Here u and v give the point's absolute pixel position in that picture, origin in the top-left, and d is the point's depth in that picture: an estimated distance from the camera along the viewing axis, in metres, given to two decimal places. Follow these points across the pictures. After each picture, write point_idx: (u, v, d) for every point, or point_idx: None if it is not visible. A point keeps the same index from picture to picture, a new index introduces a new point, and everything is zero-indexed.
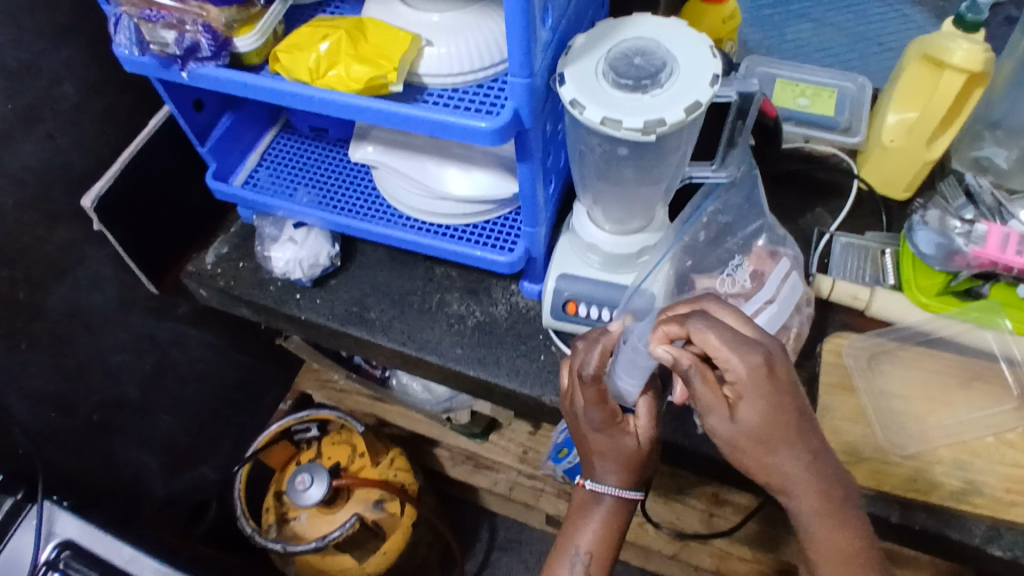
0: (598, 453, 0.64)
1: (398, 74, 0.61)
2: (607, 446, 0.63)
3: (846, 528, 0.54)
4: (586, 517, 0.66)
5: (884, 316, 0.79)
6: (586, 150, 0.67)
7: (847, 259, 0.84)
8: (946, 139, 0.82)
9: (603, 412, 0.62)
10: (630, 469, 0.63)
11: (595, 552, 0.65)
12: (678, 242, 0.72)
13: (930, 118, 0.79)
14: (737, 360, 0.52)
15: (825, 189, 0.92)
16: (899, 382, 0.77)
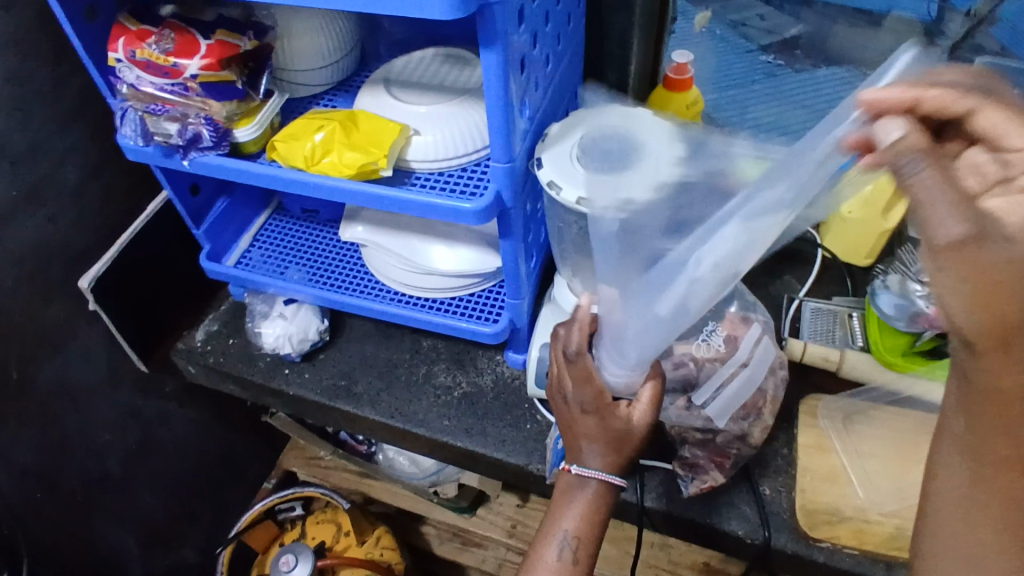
0: (587, 436, 0.65)
1: (388, 160, 0.65)
2: (597, 428, 0.65)
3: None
4: (573, 500, 0.65)
5: (854, 375, 0.82)
6: (564, 228, 0.71)
7: (816, 324, 0.88)
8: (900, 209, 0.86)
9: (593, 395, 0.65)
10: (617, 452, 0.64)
11: (582, 538, 0.65)
12: None
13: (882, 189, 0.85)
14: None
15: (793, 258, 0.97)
16: (875, 442, 0.79)
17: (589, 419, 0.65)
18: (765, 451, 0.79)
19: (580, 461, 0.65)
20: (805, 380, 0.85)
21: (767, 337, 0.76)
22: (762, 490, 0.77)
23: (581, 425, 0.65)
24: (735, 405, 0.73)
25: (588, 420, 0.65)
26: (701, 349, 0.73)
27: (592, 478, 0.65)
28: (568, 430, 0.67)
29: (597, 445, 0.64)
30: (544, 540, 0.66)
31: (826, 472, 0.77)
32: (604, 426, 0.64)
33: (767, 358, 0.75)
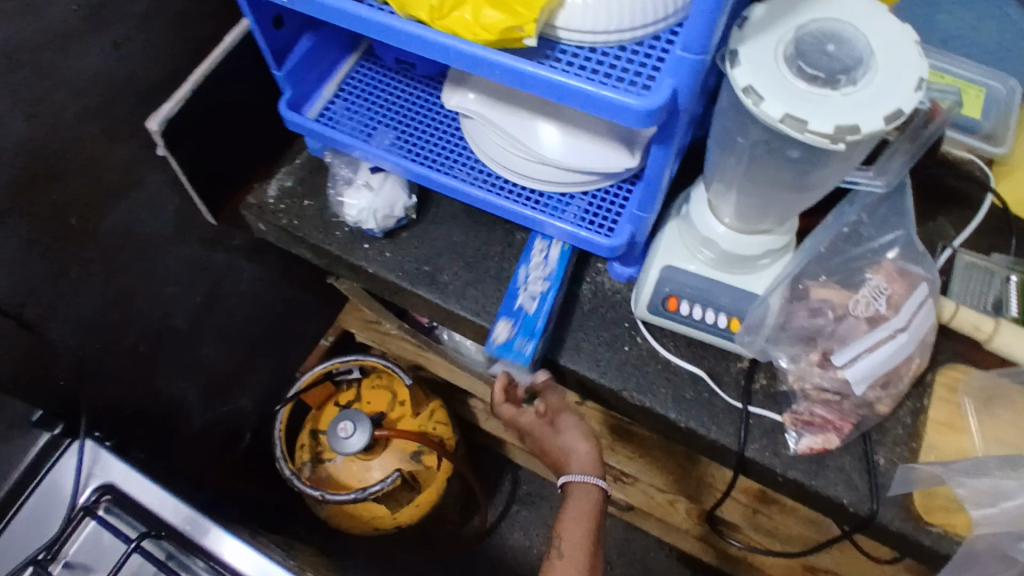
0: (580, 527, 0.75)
1: (536, 26, 0.52)
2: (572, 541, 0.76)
3: None
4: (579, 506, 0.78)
5: (1006, 353, 0.71)
6: (744, 143, 0.59)
7: (968, 283, 0.77)
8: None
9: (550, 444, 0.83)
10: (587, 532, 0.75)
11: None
12: (812, 254, 0.68)
13: None
14: None
15: (951, 197, 0.82)
16: (1011, 429, 0.69)
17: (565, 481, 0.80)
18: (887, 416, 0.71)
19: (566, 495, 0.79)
20: (943, 344, 0.75)
21: (930, 299, 0.66)
22: (878, 462, 0.69)
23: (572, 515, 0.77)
24: (879, 371, 0.64)
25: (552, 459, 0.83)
26: (858, 306, 0.66)
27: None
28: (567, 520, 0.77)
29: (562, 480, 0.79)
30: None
31: (949, 453, 0.69)
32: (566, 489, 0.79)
33: (924, 324, 0.66)
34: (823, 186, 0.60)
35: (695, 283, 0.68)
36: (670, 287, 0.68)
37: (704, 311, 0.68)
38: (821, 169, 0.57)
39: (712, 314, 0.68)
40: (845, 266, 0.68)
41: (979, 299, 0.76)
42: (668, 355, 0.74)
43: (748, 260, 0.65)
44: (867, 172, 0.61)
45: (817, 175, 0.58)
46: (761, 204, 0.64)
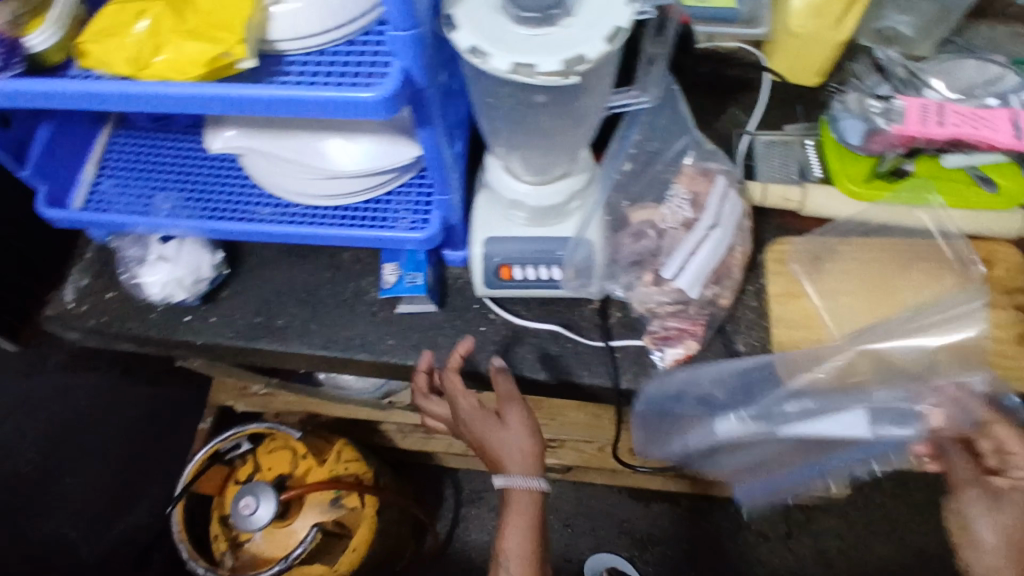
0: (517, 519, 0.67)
1: (246, 46, 0.49)
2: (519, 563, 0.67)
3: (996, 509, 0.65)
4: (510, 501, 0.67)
5: (819, 212, 0.76)
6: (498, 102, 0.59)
7: (771, 159, 0.81)
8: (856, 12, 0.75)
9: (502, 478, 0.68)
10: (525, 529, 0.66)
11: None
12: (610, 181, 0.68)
13: None
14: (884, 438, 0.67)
15: (736, 87, 0.85)
16: (845, 279, 0.73)
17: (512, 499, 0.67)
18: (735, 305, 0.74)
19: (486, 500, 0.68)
20: (767, 224, 0.78)
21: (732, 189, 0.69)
22: (741, 349, 0.72)
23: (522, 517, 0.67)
24: (707, 270, 0.67)
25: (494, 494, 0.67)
26: (667, 217, 0.69)
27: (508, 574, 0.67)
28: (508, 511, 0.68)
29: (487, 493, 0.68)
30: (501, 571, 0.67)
31: (800, 319, 0.72)
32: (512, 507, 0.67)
33: (735, 212, 0.68)
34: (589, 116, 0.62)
35: (520, 246, 0.67)
36: (499, 257, 0.68)
37: (537, 269, 0.68)
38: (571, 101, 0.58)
39: (545, 270, 0.68)
40: (647, 183, 0.71)
41: (784, 170, 0.80)
42: (524, 322, 0.73)
43: (558, 209, 0.66)
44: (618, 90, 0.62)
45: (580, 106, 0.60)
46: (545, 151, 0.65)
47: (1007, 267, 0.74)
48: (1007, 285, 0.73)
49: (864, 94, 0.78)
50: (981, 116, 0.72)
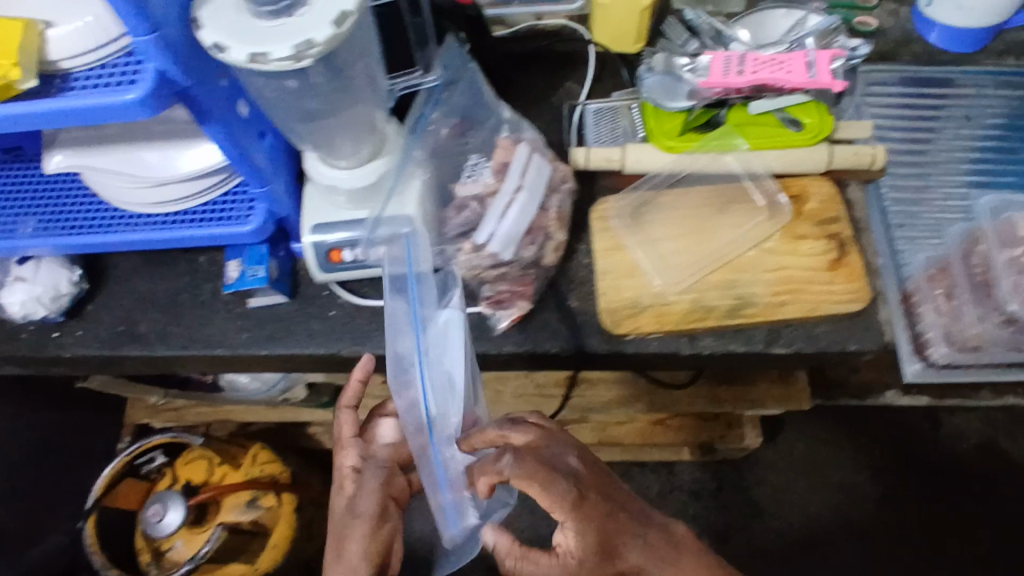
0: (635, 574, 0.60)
1: (22, 68, 0.53)
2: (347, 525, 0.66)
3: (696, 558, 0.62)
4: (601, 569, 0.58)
5: (640, 169, 0.80)
6: (260, 93, 0.60)
7: (600, 124, 0.85)
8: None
9: (500, 534, 0.60)
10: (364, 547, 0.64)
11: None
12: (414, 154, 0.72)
13: None
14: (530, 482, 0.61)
15: (567, 61, 0.89)
16: (665, 227, 0.78)
17: (361, 521, 0.65)
18: (567, 263, 0.78)
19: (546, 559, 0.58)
20: (598, 185, 0.82)
21: (538, 155, 0.73)
22: (572, 304, 0.76)
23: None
24: (518, 230, 0.70)
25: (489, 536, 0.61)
26: (468, 186, 0.73)
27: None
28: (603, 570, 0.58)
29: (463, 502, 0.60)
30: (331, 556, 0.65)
31: (623, 269, 0.76)
32: (357, 511, 0.66)
33: (542, 176, 0.73)
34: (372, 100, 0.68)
35: (345, 230, 0.71)
36: (328, 242, 0.71)
37: (363, 251, 0.72)
38: (352, 91, 0.65)
39: (370, 252, 0.72)
40: (457, 159, 0.75)
41: (610, 134, 0.84)
42: (370, 302, 0.78)
43: (372, 189, 0.69)
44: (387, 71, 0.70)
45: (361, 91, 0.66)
46: (352, 137, 0.69)
47: (820, 199, 0.78)
48: (821, 216, 0.77)
49: (672, 55, 0.81)
50: (780, 61, 0.77)
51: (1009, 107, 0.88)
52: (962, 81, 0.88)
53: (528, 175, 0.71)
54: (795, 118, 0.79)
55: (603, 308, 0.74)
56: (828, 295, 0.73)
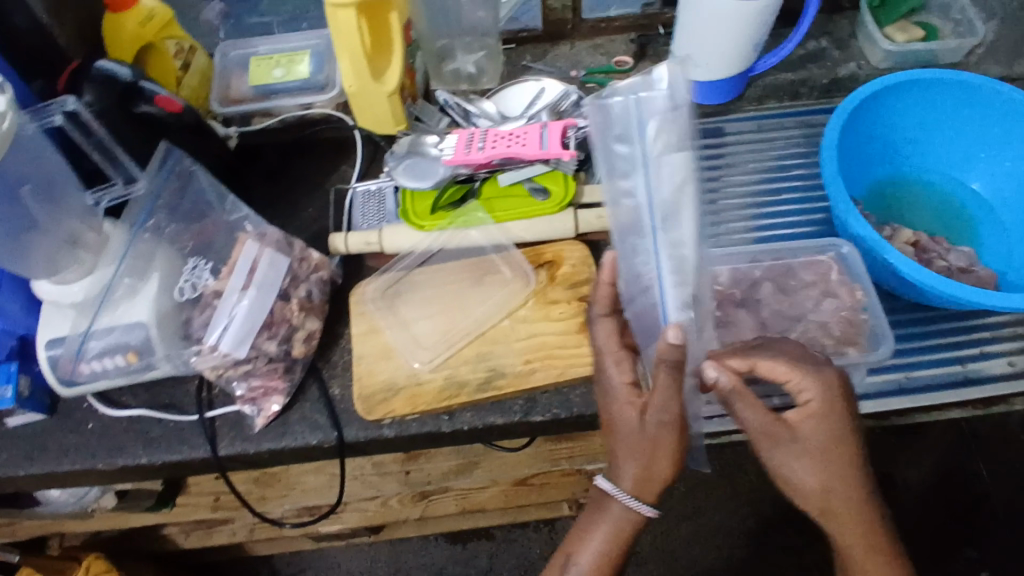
0: (858, 514, 0.63)
1: None
2: (625, 416, 0.64)
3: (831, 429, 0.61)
4: (845, 502, 0.62)
5: (396, 249, 0.80)
6: None
7: (365, 205, 0.85)
8: (394, 70, 0.81)
9: (833, 423, 0.61)
10: (660, 450, 0.62)
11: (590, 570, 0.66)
12: (127, 263, 0.71)
13: (356, 55, 0.77)
14: (809, 383, 0.61)
15: (335, 146, 0.91)
16: (422, 304, 0.78)
17: (659, 428, 0.62)
18: (329, 350, 0.77)
19: (835, 483, 0.62)
20: (364, 267, 0.82)
21: (268, 250, 0.73)
22: (333, 392, 0.75)
23: (849, 533, 0.64)
24: (247, 328, 0.70)
25: (799, 420, 0.62)
26: (192, 291, 0.71)
27: (621, 502, 0.64)
28: (820, 508, 0.63)
29: (816, 392, 0.61)
30: (609, 435, 0.65)
31: (378, 352, 0.75)
32: (643, 433, 0.62)
33: (275, 271, 0.73)
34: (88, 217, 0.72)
35: (69, 344, 0.69)
36: (58, 358, 0.69)
37: (93, 363, 0.70)
38: (57, 203, 0.70)
39: (100, 363, 0.70)
40: (184, 263, 0.73)
41: (375, 215, 0.84)
42: (125, 412, 0.75)
43: (95, 298, 0.70)
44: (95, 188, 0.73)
45: (75, 206, 0.71)
46: (69, 248, 0.70)
47: (573, 263, 0.80)
48: (574, 279, 0.79)
49: (420, 137, 0.83)
50: (516, 136, 0.80)
51: (779, 150, 0.91)
52: (723, 128, 0.92)
53: (253, 273, 0.71)
54: (542, 187, 0.81)
55: (357, 394, 0.73)
56: (576, 359, 0.74)
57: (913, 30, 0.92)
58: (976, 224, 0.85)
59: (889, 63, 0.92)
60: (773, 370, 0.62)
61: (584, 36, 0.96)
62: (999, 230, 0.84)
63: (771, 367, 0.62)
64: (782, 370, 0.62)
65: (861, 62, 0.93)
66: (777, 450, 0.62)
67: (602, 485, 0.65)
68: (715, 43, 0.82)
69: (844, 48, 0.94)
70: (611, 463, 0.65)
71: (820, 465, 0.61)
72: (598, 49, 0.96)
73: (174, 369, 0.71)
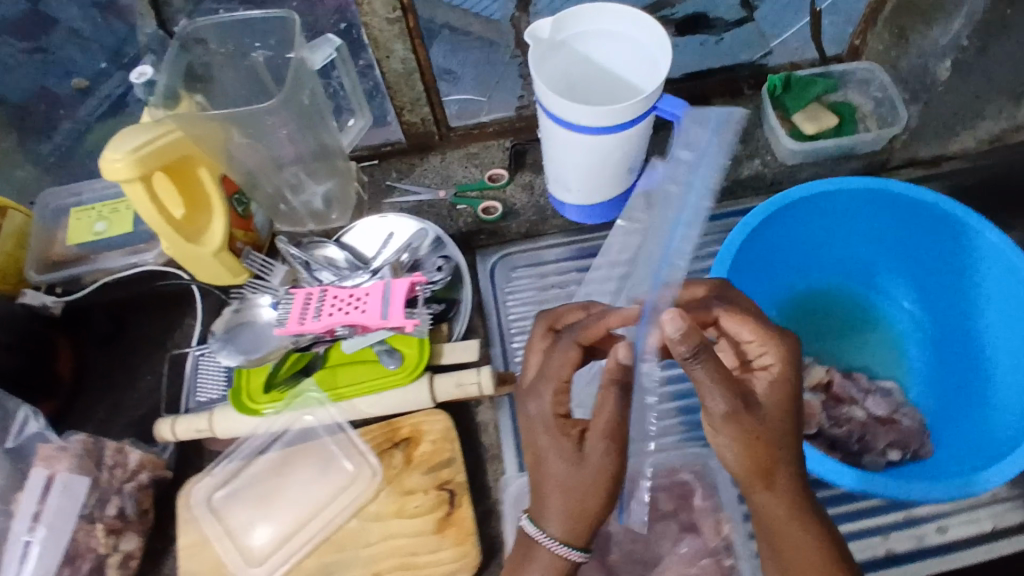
0: (797, 525, 0.49)
1: None
2: (564, 442, 0.50)
3: (780, 416, 0.50)
4: (778, 497, 0.49)
5: (230, 434, 0.69)
6: None
7: (203, 379, 0.75)
8: (215, 223, 0.71)
9: (788, 384, 0.52)
10: (602, 491, 0.48)
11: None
12: None
13: (160, 224, 0.66)
14: (773, 349, 0.54)
15: (175, 302, 0.81)
16: (257, 503, 0.67)
17: (599, 456, 0.49)
18: (158, 562, 0.67)
19: (781, 483, 0.49)
20: (201, 450, 0.72)
21: (65, 469, 0.64)
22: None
23: (789, 536, 0.49)
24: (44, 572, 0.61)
25: (758, 383, 0.53)
26: None
27: (543, 544, 0.49)
28: (783, 526, 0.49)
29: (779, 354, 0.53)
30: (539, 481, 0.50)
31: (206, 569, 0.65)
32: (584, 462, 0.49)
33: (75, 494, 0.63)
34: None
35: None
36: None
37: None
38: None
39: None
40: None
41: (218, 384, 0.74)
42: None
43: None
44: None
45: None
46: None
47: (433, 438, 0.69)
48: (433, 460, 0.68)
49: (248, 300, 0.72)
50: (357, 297, 0.69)
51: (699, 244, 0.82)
52: None
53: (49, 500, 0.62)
54: (393, 349, 0.70)
55: None
56: (432, 566, 0.64)
57: (824, 119, 0.80)
58: (899, 346, 0.76)
59: (799, 159, 0.81)
60: (737, 331, 0.56)
61: (456, 146, 0.85)
62: (925, 356, 0.75)
63: (736, 328, 0.56)
64: (746, 331, 0.56)
65: (766, 157, 0.82)
66: (738, 418, 0.48)
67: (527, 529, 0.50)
68: (564, 167, 0.72)
69: (748, 142, 0.83)
70: (535, 501, 0.50)
71: (763, 445, 0.48)
72: (472, 159, 0.84)
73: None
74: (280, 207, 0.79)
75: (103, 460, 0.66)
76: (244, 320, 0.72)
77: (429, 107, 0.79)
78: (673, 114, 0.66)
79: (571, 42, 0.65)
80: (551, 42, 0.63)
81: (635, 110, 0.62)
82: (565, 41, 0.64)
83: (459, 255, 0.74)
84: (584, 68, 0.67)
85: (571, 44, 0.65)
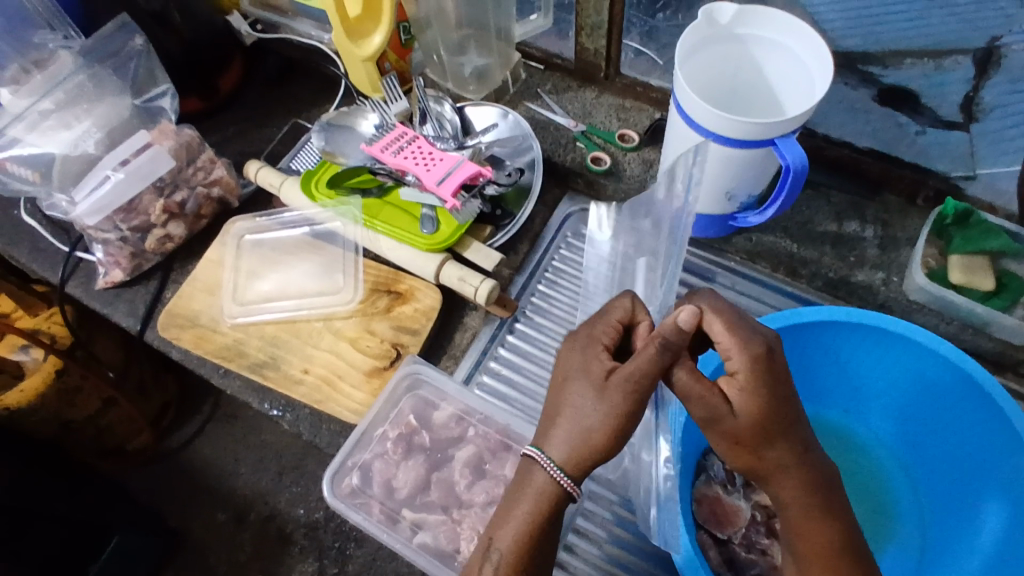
0: (804, 508, 0.50)
1: None
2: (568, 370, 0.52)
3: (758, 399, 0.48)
4: (793, 486, 0.50)
5: (289, 203, 0.80)
6: None
7: (300, 153, 0.85)
8: (377, 36, 0.76)
9: (758, 389, 0.48)
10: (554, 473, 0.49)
11: (511, 561, 0.49)
12: (39, 106, 0.76)
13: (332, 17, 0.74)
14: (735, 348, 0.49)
15: (329, 86, 0.93)
16: (271, 267, 0.78)
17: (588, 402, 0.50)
18: (185, 257, 0.81)
19: (779, 473, 0.49)
20: (265, 202, 0.84)
21: (164, 147, 0.78)
22: (164, 295, 0.79)
23: (799, 523, 0.50)
24: (108, 206, 0.76)
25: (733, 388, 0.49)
26: (82, 147, 0.78)
27: (545, 469, 0.50)
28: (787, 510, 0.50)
29: (744, 357, 0.49)
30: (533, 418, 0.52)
31: (208, 283, 0.77)
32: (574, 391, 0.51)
33: (157, 168, 0.78)
34: (37, 52, 0.80)
35: None
36: None
37: None
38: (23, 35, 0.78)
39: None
40: (93, 121, 0.79)
41: (309, 162, 0.84)
42: (27, 219, 0.84)
43: (13, 114, 0.76)
44: (50, 27, 0.79)
45: (26, 38, 0.79)
46: (13, 71, 0.79)
47: (417, 307, 0.74)
48: (403, 322, 0.73)
49: (361, 111, 0.83)
50: (432, 156, 0.75)
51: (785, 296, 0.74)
52: (689, 265, 0.77)
53: (141, 160, 0.77)
54: (433, 219, 0.74)
55: (168, 306, 0.76)
56: (344, 398, 0.70)
57: (980, 276, 0.68)
58: (889, 527, 0.67)
59: (921, 299, 0.70)
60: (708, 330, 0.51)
61: (614, 92, 0.85)
62: (904, 550, 0.66)
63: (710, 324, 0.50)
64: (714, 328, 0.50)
65: (891, 277, 0.72)
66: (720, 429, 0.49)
67: (528, 451, 0.50)
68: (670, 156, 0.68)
69: (886, 252, 0.73)
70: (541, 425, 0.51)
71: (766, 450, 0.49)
72: (621, 112, 0.83)
73: (55, 211, 0.77)
74: (434, 58, 0.86)
75: (194, 161, 0.80)
76: (345, 122, 0.82)
77: (606, 41, 0.79)
78: (784, 159, 0.58)
79: (750, 43, 0.62)
80: (730, 31, 0.62)
81: (738, 130, 0.58)
82: (744, 37, 0.62)
83: (538, 180, 0.78)
84: (752, 78, 0.65)
85: (750, 46, 0.62)
